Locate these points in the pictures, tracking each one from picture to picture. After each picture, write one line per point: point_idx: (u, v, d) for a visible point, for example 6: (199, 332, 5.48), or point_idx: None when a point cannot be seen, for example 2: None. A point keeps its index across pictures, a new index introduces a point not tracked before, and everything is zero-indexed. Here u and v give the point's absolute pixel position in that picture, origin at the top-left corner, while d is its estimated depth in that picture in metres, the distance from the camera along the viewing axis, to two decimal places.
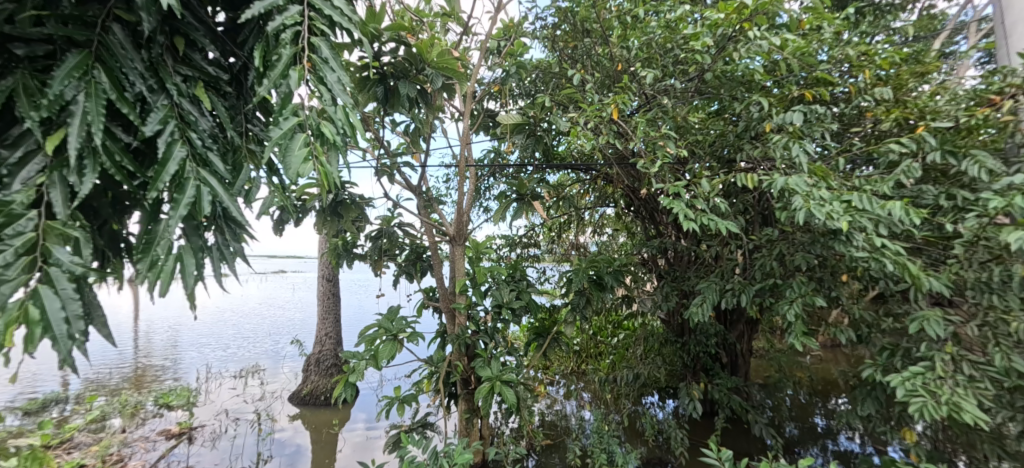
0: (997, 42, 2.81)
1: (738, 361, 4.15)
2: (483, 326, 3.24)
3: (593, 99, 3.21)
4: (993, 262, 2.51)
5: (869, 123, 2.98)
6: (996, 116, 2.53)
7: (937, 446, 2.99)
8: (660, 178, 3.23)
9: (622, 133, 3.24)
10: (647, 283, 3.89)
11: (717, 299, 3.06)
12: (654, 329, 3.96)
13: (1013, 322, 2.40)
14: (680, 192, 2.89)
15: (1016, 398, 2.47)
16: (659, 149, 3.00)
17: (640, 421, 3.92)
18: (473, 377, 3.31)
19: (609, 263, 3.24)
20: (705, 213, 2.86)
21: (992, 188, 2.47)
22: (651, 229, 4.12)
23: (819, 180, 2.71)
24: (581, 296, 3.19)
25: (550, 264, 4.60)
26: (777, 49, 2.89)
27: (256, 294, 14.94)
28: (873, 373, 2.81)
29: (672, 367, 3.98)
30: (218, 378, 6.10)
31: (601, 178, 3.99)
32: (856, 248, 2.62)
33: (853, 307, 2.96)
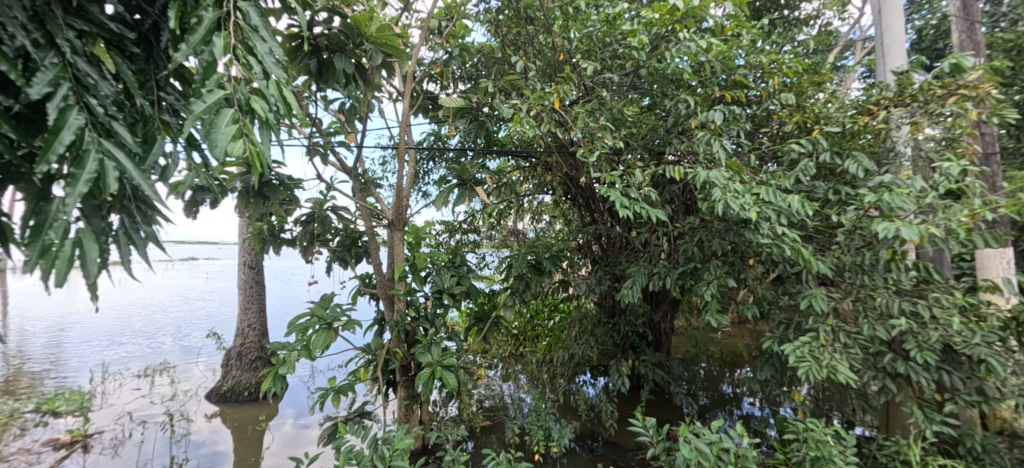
0: (876, 60, 3.24)
1: (661, 339, 4.47)
2: (422, 312, 3.42)
3: (535, 87, 3.47)
4: (865, 248, 3.02)
5: (775, 124, 3.32)
6: (873, 123, 2.98)
7: (819, 404, 3.48)
8: (598, 168, 3.46)
9: (563, 122, 3.52)
10: (582, 268, 4.11)
11: (645, 282, 3.38)
12: (587, 311, 4.19)
13: (878, 298, 2.94)
14: (615, 181, 3.15)
15: (877, 360, 3.01)
16: (597, 139, 3.32)
17: (573, 398, 4.14)
18: (413, 364, 3.47)
19: (547, 248, 3.45)
20: (637, 202, 3.19)
21: (867, 184, 2.95)
22: (586, 216, 4.28)
23: (734, 174, 3.07)
24: (522, 280, 3.41)
25: (489, 250, 4.58)
26: (703, 51, 3.21)
27: (152, 283, 13.44)
28: (771, 344, 3.22)
29: (603, 347, 4.14)
30: (118, 379, 5.40)
31: (540, 165, 4.10)
32: (762, 236, 2.99)
33: (757, 287, 3.31)
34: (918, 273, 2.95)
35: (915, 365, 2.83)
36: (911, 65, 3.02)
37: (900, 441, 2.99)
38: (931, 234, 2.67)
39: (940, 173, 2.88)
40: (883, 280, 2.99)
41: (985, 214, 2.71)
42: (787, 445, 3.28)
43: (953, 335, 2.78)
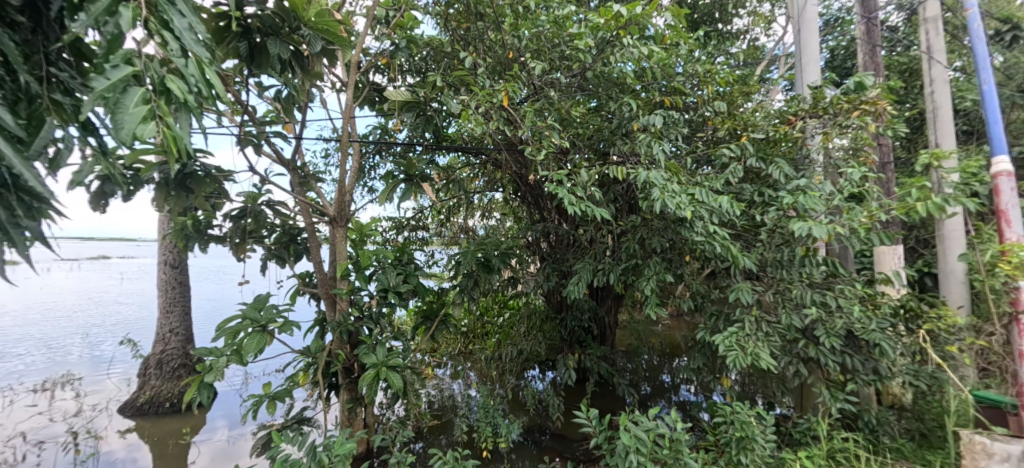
0: (797, 74, 3.53)
1: (606, 332, 4.54)
2: (366, 311, 3.55)
3: (484, 84, 3.63)
4: (784, 245, 3.33)
5: (710, 130, 3.59)
6: (792, 132, 3.29)
7: (745, 388, 3.78)
8: (546, 166, 3.67)
9: (512, 119, 3.68)
10: (531, 265, 4.22)
11: (590, 278, 3.60)
12: (536, 307, 4.21)
13: (794, 290, 3.26)
14: (562, 180, 3.29)
15: (793, 346, 3.32)
16: (545, 138, 3.51)
17: (522, 394, 4.20)
18: (356, 365, 3.59)
19: (495, 247, 3.70)
20: (583, 200, 3.33)
21: (786, 187, 3.25)
22: (535, 214, 4.39)
23: (672, 175, 3.28)
24: (470, 278, 3.69)
25: (438, 246, 4.65)
26: (645, 58, 3.42)
27: (57, 282, 12.18)
28: (704, 334, 3.48)
29: (552, 341, 4.25)
30: (9, 396, 4.73)
31: (490, 163, 4.18)
32: (697, 233, 3.20)
33: (692, 282, 3.55)
34: (827, 268, 3.30)
35: (824, 350, 3.15)
36: (823, 80, 3.33)
37: (812, 419, 3.35)
38: (837, 233, 2.99)
39: (846, 178, 3.22)
40: (799, 274, 3.31)
41: (880, 215, 3.07)
42: (715, 427, 3.58)
43: (854, 323, 3.13)
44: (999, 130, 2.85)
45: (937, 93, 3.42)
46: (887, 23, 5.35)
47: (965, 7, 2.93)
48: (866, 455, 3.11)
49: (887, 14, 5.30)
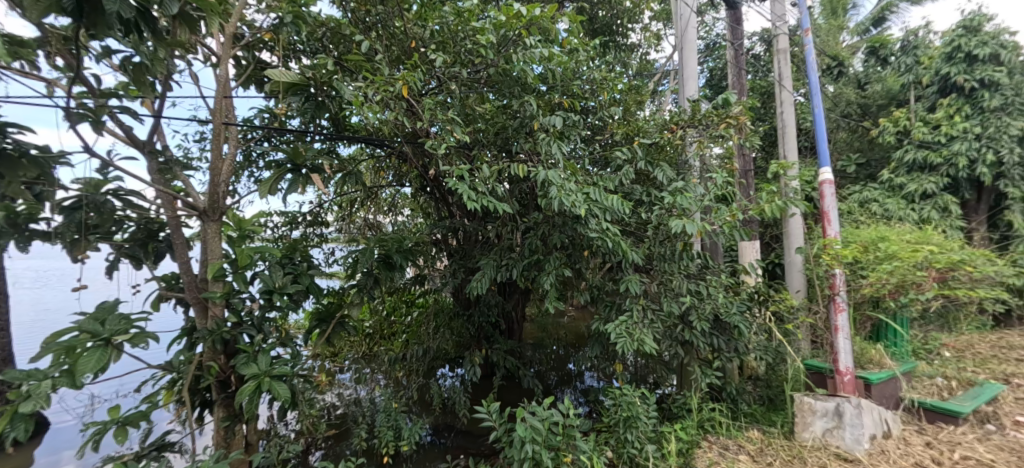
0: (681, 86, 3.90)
1: (513, 326, 4.67)
2: (247, 318, 3.33)
3: (382, 71, 3.64)
4: (666, 241, 3.70)
5: (608, 134, 3.90)
6: (674, 139, 3.68)
7: (637, 371, 4.15)
8: (448, 160, 3.72)
9: (413, 110, 3.70)
10: (439, 261, 4.26)
11: (493, 274, 3.84)
12: (444, 304, 4.28)
13: (673, 280, 3.66)
14: (463, 175, 3.39)
15: (675, 331, 3.67)
16: (447, 132, 3.55)
17: (429, 393, 4.15)
18: (233, 378, 3.31)
19: (397, 245, 3.89)
20: (484, 196, 3.42)
21: (667, 188, 3.63)
22: (442, 210, 4.42)
23: (570, 175, 3.50)
24: (372, 277, 3.81)
25: (339, 245, 4.43)
26: (546, 59, 3.59)
27: None
28: (599, 324, 3.76)
29: (459, 338, 4.27)
30: None
31: (395, 155, 4.08)
32: (591, 230, 3.46)
33: (590, 276, 3.83)
34: (701, 260, 3.76)
35: (696, 333, 3.59)
36: (699, 94, 3.78)
37: (687, 394, 3.81)
38: (706, 229, 3.41)
39: (714, 181, 3.68)
40: (679, 266, 3.71)
41: (740, 214, 3.53)
42: (606, 409, 3.90)
43: (719, 307, 3.60)
44: (827, 148, 3.42)
45: (786, 109, 3.66)
46: (753, 50, 6.15)
47: (804, 42, 3.49)
48: (725, 421, 3.64)
49: (753, 43, 6.09)
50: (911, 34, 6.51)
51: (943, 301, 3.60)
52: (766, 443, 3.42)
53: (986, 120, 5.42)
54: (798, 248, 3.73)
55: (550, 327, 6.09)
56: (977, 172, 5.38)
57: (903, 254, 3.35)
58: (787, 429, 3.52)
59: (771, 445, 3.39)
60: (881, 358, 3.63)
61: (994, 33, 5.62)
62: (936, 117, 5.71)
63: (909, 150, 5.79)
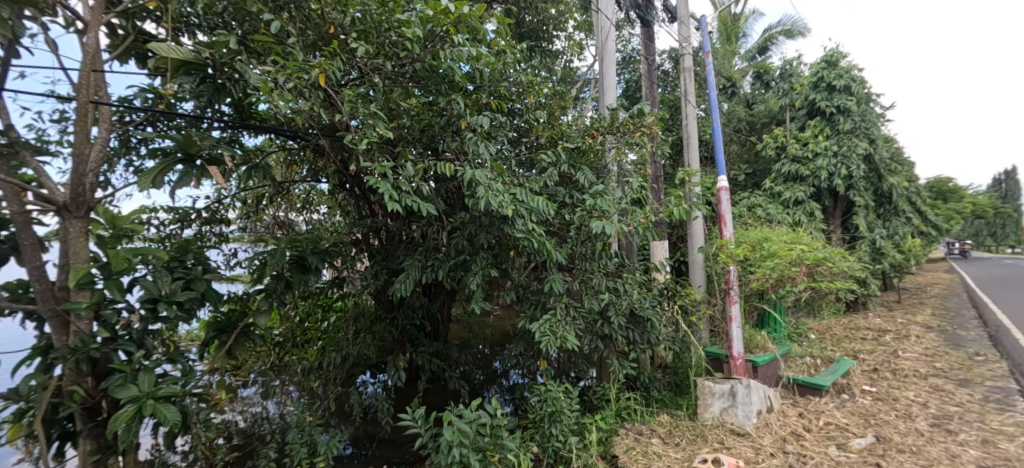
0: (601, 95, 4.14)
1: (439, 329, 4.65)
2: (123, 332, 2.86)
3: (295, 57, 3.33)
4: (587, 241, 3.89)
5: (533, 137, 4.00)
6: (594, 144, 3.90)
7: (560, 367, 4.32)
8: (368, 155, 3.50)
9: (330, 101, 3.45)
10: (360, 262, 4.14)
11: (418, 275, 3.74)
12: (364, 308, 4.23)
13: (593, 278, 3.85)
14: (386, 173, 3.25)
15: (595, 327, 3.86)
16: (369, 127, 3.38)
17: (348, 402, 3.98)
18: (106, 402, 2.83)
19: (313, 245, 3.63)
20: (408, 195, 3.31)
21: (588, 191, 3.81)
22: (364, 208, 4.26)
23: (496, 175, 3.51)
24: (281, 281, 3.50)
25: (243, 245, 4.19)
26: (474, 59, 3.56)
27: None
28: (524, 322, 3.84)
29: (382, 342, 4.23)
30: None
31: (310, 148, 3.81)
32: (517, 230, 3.51)
33: (516, 275, 3.90)
34: (618, 259, 4.00)
35: (614, 327, 3.82)
36: (617, 103, 4.02)
37: (606, 386, 4.05)
38: (623, 230, 3.64)
39: (630, 185, 3.94)
40: (598, 265, 3.91)
41: (653, 216, 3.82)
42: (530, 406, 4.00)
43: (634, 302, 3.87)
44: (723, 158, 3.85)
45: (689, 121, 4.04)
46: (662, 66, 6.99)
47: (706, 62, 3.90)
48: (639, 408, 3.94)
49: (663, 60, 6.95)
50: (788, 64, 7.64)
51: (810, 292, 4.26)
52: (673, 425, 3.75)
53: (840, 140, 6.54)
54: (699, 248, 4.16)
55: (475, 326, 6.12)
56: (834, 184, 6.44)
57: (781, 252, 3.91)
58: (691, 411, 3.90)
59: (678, 427, 3.72)
60: (765, 343, 4.18)
61: (846, 68, 6.76)
62: (806, 136, 6.78)
63: (785, 163, 6.86)
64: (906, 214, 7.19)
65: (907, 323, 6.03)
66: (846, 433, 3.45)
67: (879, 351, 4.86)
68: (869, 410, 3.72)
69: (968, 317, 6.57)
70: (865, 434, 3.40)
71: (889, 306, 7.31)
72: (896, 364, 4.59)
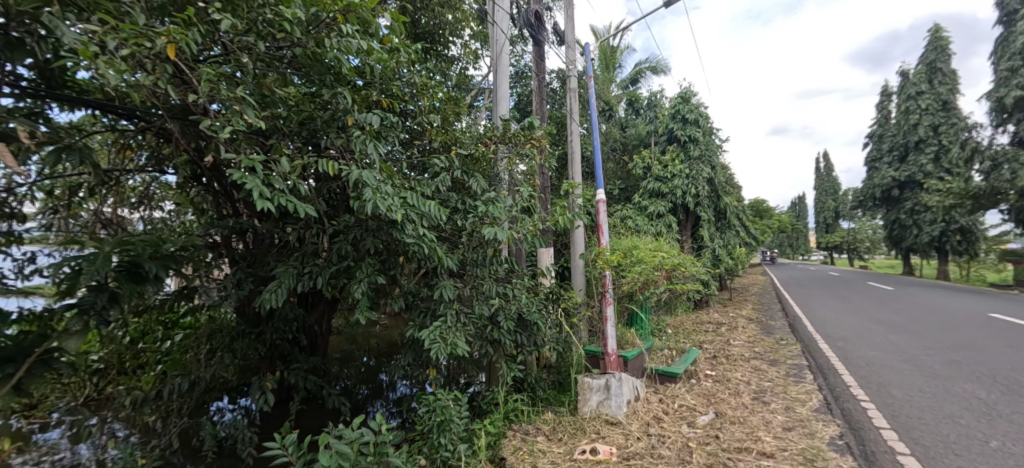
0: (496, 105, 4.25)
1: (317, 342, 4.39)
2: None
3: (132, 20, 2.68)
4: (479, 247, 3.88)
5: (426, 141, 3.91)
6: (486, 152, 3.93)
7: (451, 374, 4.27)
8: (231, 145, 2.94)
9: (184, 79, 2.86)
10: (218, 269, 3.64)
11: (292, 283, 3.32)
12: (223, 323, 3.75)
13: (484, 284, 3.86)
14: (255, 167, 2.78)
15: (485, 332, 3.87)
16: (234, 113, 2.85)
17: (199, 435, 3.52)
18: None
19: (151, 249, 2.91)
20: (282, 193, 2.89)
21: (480, 198, 3.82)
22: (225, 207, 3.78)
23: (386, 177, 3.28)
24: (100, 294, 2.77)
25: (47, 247, 3.41)
26: (364, 53, 3.28)
27: None
28: (412, 331, 3.69)
29: (246, 362, 3.86)
30: None
31: (152, 131, 3.12)
32: (407, 235, 3.33)
33: (404, 282, 3.74)
34: (508, 265, 4.09)
35: (502, 331, 3.89)
36: (514, 119, 4.10)
37: (495, 390, 4.15)
38: (514, 237, 3.71)
39: (520, 194, 4.06)
40: (489, 271, 3.95)
41: (540, 224, 3.99)
42: (419, 418, 3.85)
43: (522, 307, 4.00)
44: (601, 173, 4.22)
45: (573, 137, 4.34)
46: (551, 84, 8.18)
47: (588, 86, 4.23)
48: (526, 408, 4.11)
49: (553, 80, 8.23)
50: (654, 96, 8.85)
51: (668, 293, 4.93)
52: (557, 422, 3.97)
53: (692, 165, 7.79)
54: (580, 254, 4.49)
55: (360, 336, 5.80)
56: (686, 201, 7.59)
57: (647, 258, 4.47)
58: (572, 406, 4.18)
59: (561, 423, 3.94)
60: (633, 339, 4.71)
61: (696, 105, 8.11)
62: (667, 160, 7.88)
63: (651, 181, 7.93)
64: (733, 228, 8.86)
65: (736, 317, 7.55)
66: (694, 412, 4.04)
67: (718, 341, 5.94)
68: (711, 391, 4.42)
69: (777, 311, 8.42)
70: (708, 412, 4.02)
71: (722, 304, 8.94)
72: (729, 350, 5.64)
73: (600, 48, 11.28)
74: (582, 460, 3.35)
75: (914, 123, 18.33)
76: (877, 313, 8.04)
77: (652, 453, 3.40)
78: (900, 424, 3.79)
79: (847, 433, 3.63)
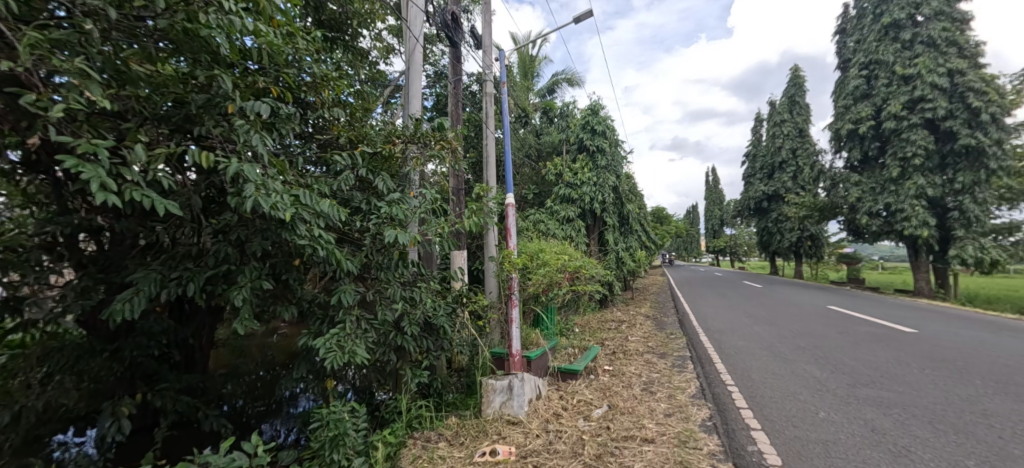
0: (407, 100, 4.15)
1: (194, 357, 3.96)
2: None
3: None
4: (383, 250, 3.65)
5: (331, 135, 3.70)
6: (393, 151, 3.71)
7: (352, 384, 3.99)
8: (69, 127, 2.40)
9: (9, 44, 2.29)
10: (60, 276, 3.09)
11: (155, 292, 2.87)
12: (71, 341, 3.27)
13: (388, 289, 3.64)
14: (100, 155, 2.26)
15: (388, 338, 3.65)
16: (71, 91, 2.28)
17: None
18: None
19: None
20: (137, 186, 2.40)
21: (385, 199, 3.59)
22: None
23: (274, 172, 2.93)
24: None
25: None
26: (251, 33, 2.89)
27: None
28: (306, 340, 3.38)
29: (100, 385, 3.40)
30: None
31: None
32: (298, 237, 3.01)
33: (297, 287, 3.40)
34: (415, 269, 3.91)
35: (406, 337, 3.70)
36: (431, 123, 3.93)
37: (397, 399, 3.98)
38: (419, 240, 3.53)
39: (428, 196, 3.88)
40: (394, 274, 3.73)
41: (449, 227, 3.85)
42: (312, 433, 3.53)
43: (428, 311, 3.86)
44: (512, 177, 4.19)
45: (486, 141, 4.27)
46: (471, 87, 8.26)
47: (502, 91, 4.19)
48: (429, 415, 3.98)
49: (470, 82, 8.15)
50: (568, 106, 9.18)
51: (571, 294, 5.09)
52: (460, 426, 3.89)
53: (599, 174, 8.18)
54: (490, 257, 4.45)
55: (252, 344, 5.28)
56: (594, 206, 7.95)
57: (551, 261, 4.56)
58: (477, 409, 4.12)
59: (464, 427, 3.86)
60: (537, 339, 4.78)
61: (605, 117, 8.56)
62: (577, 167, 8.18)
63: (562, 188, 8.17)
64: (633, 232, 9.52)
65: (635, 314, 8.09)
66: (589, 405, 4.19)
67: (618, 337, 6.30)
68: (606, 385, 4.64)
69: (670, 308, 9.18)
70: (602, 405, 4.20)
71: (625, 303, 9.55)
72: (627, 345, 6.00)
73: (519, 54, 11.50)
74: (481, 462, 3.29)
75: (779, 145, 21.09)
76: (752, 308, 9.06)
77: (549, 449, 3.45)
78: (755, 403, 4.25)
79: (715, 415, 3.99)
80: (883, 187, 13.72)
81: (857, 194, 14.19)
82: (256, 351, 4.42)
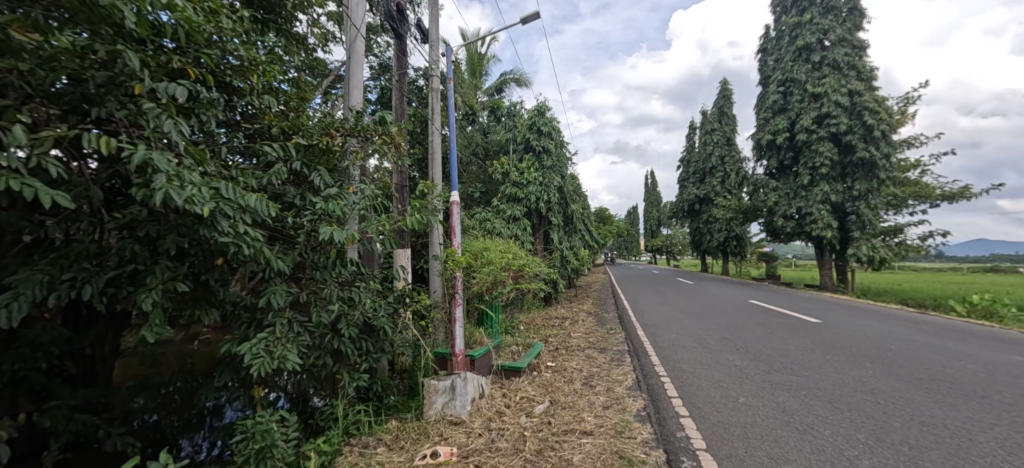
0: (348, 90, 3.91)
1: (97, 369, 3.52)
2: None
3: None
4: (318, 248, 3.41)
5: (264, 125, 3.37)
6: (331, 143, 3.47)
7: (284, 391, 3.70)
8: None
9: None
10: None
11: (44, 296, 2.49)
12: None
13: (324, 289, 3.40)
14: None
15: (323, 341, 3.42)
16: None
17: None
18: None
19: None
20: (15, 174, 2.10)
21: (321, 194, 3.35)
22: None
23: (192, 162, 2.64)
24: None
25: None
26: (163, 6, 2.57)
27: None
28: (230, 346, 3.09)
29: None
30: None
31: None
32: (219, 233, 2.73)
33: (220, 289, 3.09)
34: (354, 268, 3.68)
35: (343, 340, 3.47)
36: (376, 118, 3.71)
37: (332, 405, 3.75)
38: (358, 238, 3.32)
39: (369, 191, 3.66)
40: (331, 274, 3.49)
41: (391, 224, 3.66)
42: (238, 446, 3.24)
43: (368, 312, 3.65)
44: (458, 174, 4.05)
45: (432, 137, 4.11)
46: (417, 81, 8.01)
47: (448, 87, 4.03)
48: (368, 419, 3.79)
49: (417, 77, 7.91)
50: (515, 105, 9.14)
51: (515, 293, 5.02)
52: (400, 430, 3.71)
53: (545, 174, 8.19)
54: (434, 256, 4.29)
55: None
56: (540, 206, 7.95)
57: (496, 260, 4.46)
58: (417, 412, 3.95)
59: (404, 430, 3.70)
60: (481, 338, 4.67)
61: (552, 118, 8.59)
62: (524, 167, 8.14)
63: (509, 187, 8.10)
64: (577, 231, 9.63)
65: (579, 311, 8.19)
66: (532, 402, 4.15)
67: (562, 334, 6.33)
68: (549, 381, 4.61)
69: (611, 304, 9.38)
70: (544, 400, 4.16)
71: (569, 301, 9.67)
72: (570, 342, 6.03)
73: (467, 49, 11.34)
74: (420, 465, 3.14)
75: (709, 152, 22.21)
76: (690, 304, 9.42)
77: (490, 447, 3.35)
78: (683, 390, 4.38)
79: (648, 404, 4.06)
80: (796, 192, 14.68)
81: (775, 198, 15.09)
82: (172, 361, 3.97)
